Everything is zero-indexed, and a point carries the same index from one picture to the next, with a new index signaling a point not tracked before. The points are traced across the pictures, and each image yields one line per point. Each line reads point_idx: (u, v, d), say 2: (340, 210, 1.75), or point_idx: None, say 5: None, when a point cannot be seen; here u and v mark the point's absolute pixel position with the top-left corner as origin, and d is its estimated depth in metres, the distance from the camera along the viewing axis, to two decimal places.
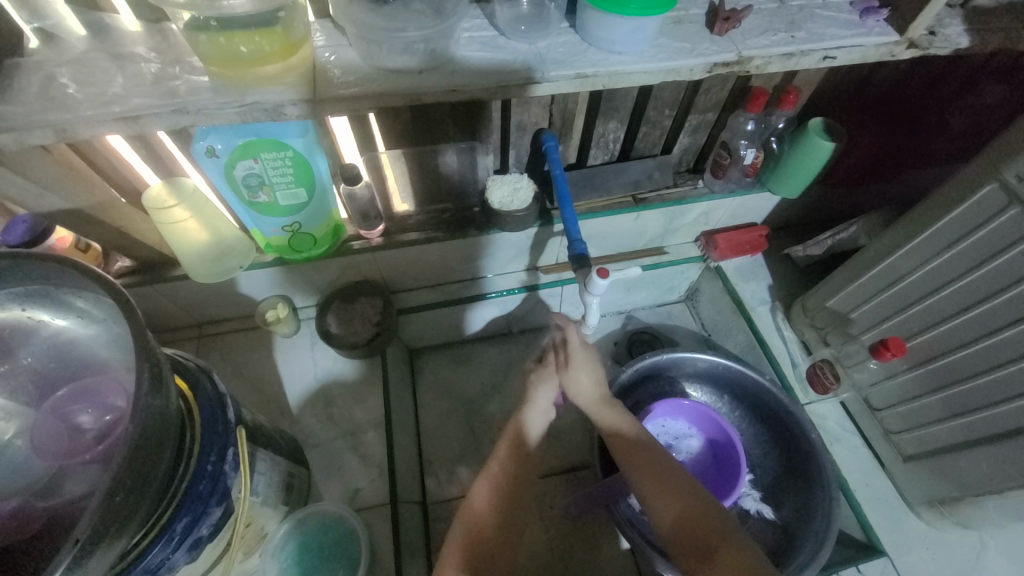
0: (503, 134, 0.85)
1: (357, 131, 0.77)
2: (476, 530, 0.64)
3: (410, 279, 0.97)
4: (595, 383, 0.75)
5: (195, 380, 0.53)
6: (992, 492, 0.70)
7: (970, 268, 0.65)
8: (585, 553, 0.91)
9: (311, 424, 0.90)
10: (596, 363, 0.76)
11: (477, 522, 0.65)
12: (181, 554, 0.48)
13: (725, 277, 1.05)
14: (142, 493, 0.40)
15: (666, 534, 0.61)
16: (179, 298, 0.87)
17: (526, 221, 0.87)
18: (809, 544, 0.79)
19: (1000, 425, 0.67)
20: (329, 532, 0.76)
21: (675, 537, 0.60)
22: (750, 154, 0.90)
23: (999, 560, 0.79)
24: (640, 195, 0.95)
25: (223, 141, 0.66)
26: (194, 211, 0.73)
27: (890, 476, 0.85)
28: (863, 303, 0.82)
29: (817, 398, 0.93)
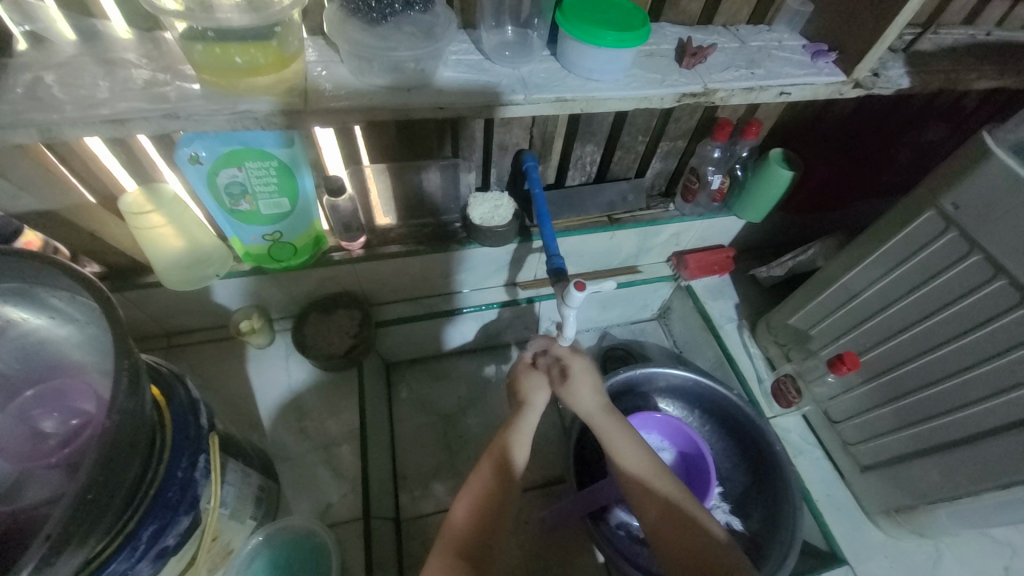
0: (485, 153, 0.88)
1: (343, 144, 0.79)
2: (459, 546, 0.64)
3: (390, 291, 0.98)
4: (595, 398, 0.74)
5: (168, 384, 0.52)
6: (942, 499, 0.74)
7: (915, 287, 0.71)
8: (560, 568, 0.91)
9: (283, 437, 0.88)
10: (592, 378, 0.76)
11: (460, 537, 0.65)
12: (146, 564, 0.46)
13: (694, 295, 1.10)
14: (112, 498, 0.39)
15: (668, 565, 0.62)
16: (149, 306, 0.85)
17: (506, 237, 0.89)
18: (775, 553, 0.81)
19: (947, 434, 0.72)
20: (299, 548, 0.73)
21: (674, 565, 0.61)
22: (717, 179, 0.96)
23: (956, 569, 0.82)
24: (615, 215, 0.99)
25: (207, 149, 0.66)
26: (172, 218, 0.72)
27: (850, 486, 0.89)
28: (821, 321, 0.87)
29: (781, 412, 0.97)
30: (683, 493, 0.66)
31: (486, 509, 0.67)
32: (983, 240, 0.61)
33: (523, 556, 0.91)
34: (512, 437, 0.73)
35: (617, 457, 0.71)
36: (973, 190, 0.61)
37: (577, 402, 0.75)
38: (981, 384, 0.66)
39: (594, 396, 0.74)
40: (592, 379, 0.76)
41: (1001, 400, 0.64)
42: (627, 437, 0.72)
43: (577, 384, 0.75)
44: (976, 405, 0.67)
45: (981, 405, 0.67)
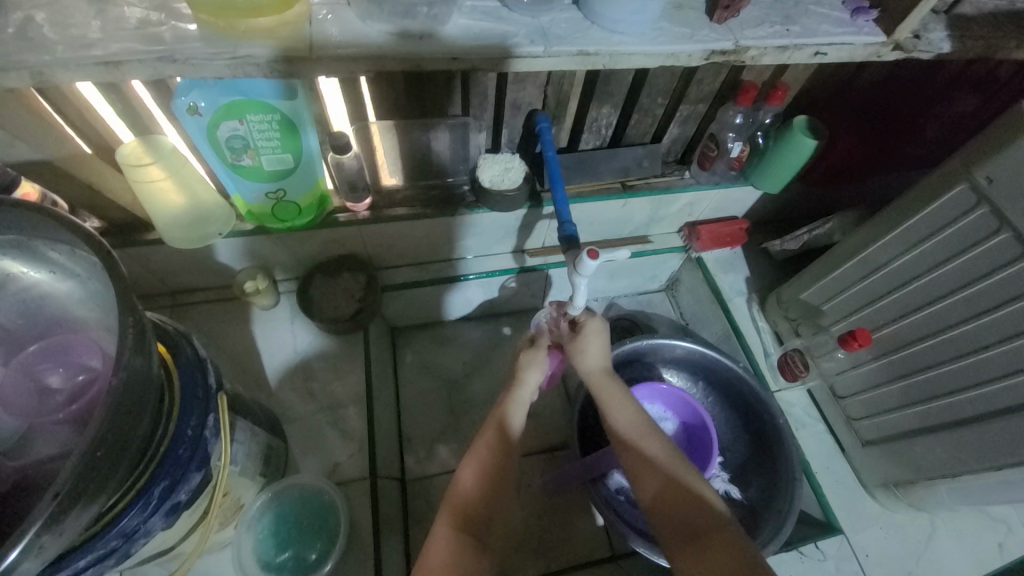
0: (497, 111, 0.84)
1: (347, 98, 0.75)
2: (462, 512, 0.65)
3: (395, 255, 0.96)
4: (595, 360, 0.76)
5: (174, 343, 0.51)
6: (944, 475, 0.75)
7: (938, 264, 0.69)
8: (561, 530, 0.93)
9: (290, 398, 0.88)
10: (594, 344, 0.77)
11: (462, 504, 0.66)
12: (159, 519, 0.46)
13: (705, 267, 1.08)
14: (121, 455, 0.39)
15: (660, 527, 0.61)
16: (151, 264, 0.83)
17: (516, 201, 0.86)
18: (772, 522, 0.83)
19: (955, 412, 0.71)
20: (307, 504, 0.75)
21: (668, 525, 0.60)
22: (737, 147, 0.91)
23: (948, 540, 0.84)
24: (629, 181, 0.96)
25: (206, 99, 0.63)
26: (172, 172, 0.69)
27: (850, 459, 0.91)
28: (835, 296, 0.86)
29: (786, 386, 0.98)
30: (680, 462, 0.65)
31: (487, 477, 0.68)
32: (1016, 216, 0.59)
33: (524, 517, 0.93)
34: (511, 408, 0.73)
35: (614, 428, 0.70)
36: (1011, 162, 0.58)
37: (583, 363, 0.77)
38: (997, 364, 0.65)
39: (601, 360, 0.76)
40: (600, 342, 0.77)
41: (1015, 380, 0.64)
42: (624, 406, 0.72)
43: (585, 345, 0.76)
44: (988, 385, 0.67)
45: (993, 385, 0.66)
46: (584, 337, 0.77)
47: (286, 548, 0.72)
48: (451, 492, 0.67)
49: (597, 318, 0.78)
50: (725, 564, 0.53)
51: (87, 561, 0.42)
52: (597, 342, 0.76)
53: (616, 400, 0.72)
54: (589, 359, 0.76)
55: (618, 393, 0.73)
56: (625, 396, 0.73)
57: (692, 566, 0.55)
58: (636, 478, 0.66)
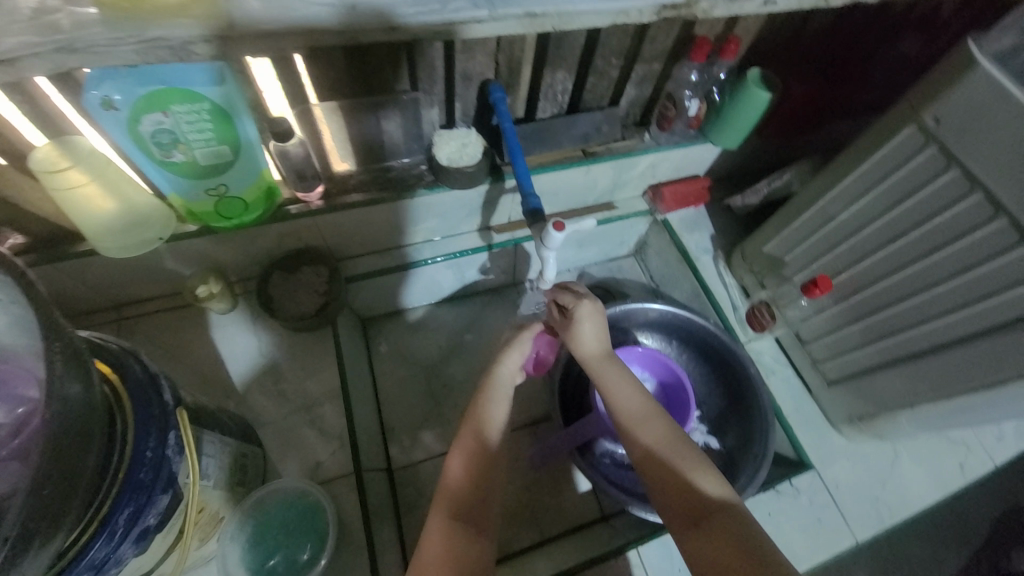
0: (448, 83, 0.80)
1: (284, 81, 0.70)
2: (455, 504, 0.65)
3: (356, 244, 0.92)
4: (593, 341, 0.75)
5: (119, 362, 0.48)
6: (903, 406, 0.80)
7: (891, 207, 0.72)
8: (552, 498, 0.95)
9: (261, 402, 0.85)
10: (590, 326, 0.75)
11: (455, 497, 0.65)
12: (127, 547, 0.44)
13: (671, 229, 1.08)
14: (73, 490, 0.36)
15: (666, 510, 0.62)
16: (88, 277, 0.77)
17: (477, 177, 0.83)
18: (750, 465, 0.86)
19: (911, 346, 0.76)
20: (293, 508, 0.73)
21: (673, 509, 0.61)
22: (694, 105, 0.91)
23: (908, 463, 0.91)
24: (590, 148, 0.94)
25: (121, 91, 0.57)
26: (94, 174, 0.63)
27: (817, 399, 0.96)
28: (797, 246, 0.88)
29: (755, 337, 1.01)
30: (682, 444, 0.65)
31: (477, 466, 0.67)
32: (962, 154, 0.61)
33: (515, 490, 0.95)
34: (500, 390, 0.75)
35: (615, 410, 0.70)
36: (956, 102, 0.60)
37: (579, 346, 0.75)
38: (950, 297, 0.69)
39: (598, 342, 0.74)
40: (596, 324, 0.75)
41: (967, 311, 0.67)
42: (626, 387, 0.71)
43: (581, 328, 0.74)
44: (942, 317, 0.70)
45: (947, 317, 0.70)
46: (580, 320, 0.75)
47: (275, 553, 0.70)
48: (443, 485, 0.67)
49: (590, 298, 0.76)
50: (727, 548, 0.54)
51: None
52: (595, 323, 0.75)
53: (620, 382, 0.71)
54: (585, 341, 0.74)
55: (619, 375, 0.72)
56: (626, 379, 0.72)
57: (695, 549, 0.57)
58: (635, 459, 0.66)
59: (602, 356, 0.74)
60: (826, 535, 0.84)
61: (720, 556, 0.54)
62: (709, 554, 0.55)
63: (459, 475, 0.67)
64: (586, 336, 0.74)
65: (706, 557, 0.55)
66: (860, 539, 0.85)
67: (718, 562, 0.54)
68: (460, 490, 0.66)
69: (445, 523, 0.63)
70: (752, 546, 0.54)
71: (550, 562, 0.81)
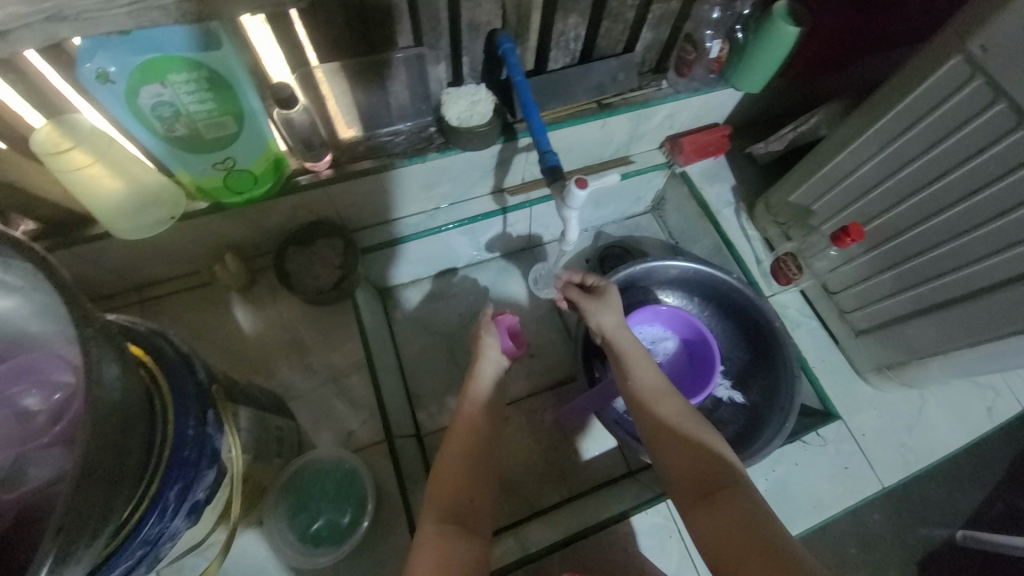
0: (454, 36, 0.75)
1: (283, 42, 0.66)
2: (471, 432, 0.74)
3: (369, 214, 0.90)
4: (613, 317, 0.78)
5: (150, 343, 0.47)
6: (937, 352, 0.78)
7: (930, 147, 0.67)
8: (579, 457, 0.97)
9: (288, 376, 0.86)
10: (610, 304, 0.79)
11: (469, 426, 0.75)
12: (181, 520, 0.45)
13: (691, 182, 1.04)
14: (118, 474, 0.36)
15: (673, 484, 0.63)
16: (106, 261, 0.76)
17: (490, 136, 0.79)
18: (775, 419, 0.86)
19: (947, 292, 0.73)
20: (329, 476, 0.75)
21: (679, 482, 0.62)
22: (716, 46, 0.84)
23: (936, 409, 0.90)
24: (605, 99, 0.89)
25: (115, 61, 0.54)
26: (99, 153, 0.61)
27: (844, 350, 0.94)
28: (826, 193, 0.84)
29: (780, 289, 0.99)
30: (693, 420, 0.66)
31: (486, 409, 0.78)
32: (1010, 86, 0.56)
33: (542, 450, 0.97)
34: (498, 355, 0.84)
35: (631, 384, 0.71)
36: (1006, 27, 0.54)
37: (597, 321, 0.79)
38: (990, 241, 0.65)
39: (616, 317, 0.78)
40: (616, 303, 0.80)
41: (1005, 256, 0.64)
42: (644, 364, 0.73)
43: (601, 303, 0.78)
44: (980, 262, 0.67)
45: (984, 262, 0.67)
46: (603, 298, 0.80)
47: (317, 517, 0.73)
48: (458, 419, 0.76)
49: (614, 285, 0.82)
50: (734, 517, 0.54)
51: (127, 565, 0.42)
52: (615, 301, 0.80)
53: (639, 360, 0.73)
54: (607, 316, 0.78)
55: (638, 354, 0.75)
56: (643, 358, 0.74)
57: (702, 519, 0.57)
58: (647, 432, 0.67)
59: (622, 333, 0.78)
60: (852, 482, 0.85)
61: (726, 525, 0.54)
62: (716, 525, 0.55)
63: (470, 415, 0.76)
64: (609, 310, 0.78)
65: (710, 530, 0.55)
66: (886, 484, 0.86)
67: (724, 531, 0.54)
68: (473, 420, 0.75)
69: (461, 452, 0.71)
70: (759, 516, 0.54)
71: (580, 516, 0.83)
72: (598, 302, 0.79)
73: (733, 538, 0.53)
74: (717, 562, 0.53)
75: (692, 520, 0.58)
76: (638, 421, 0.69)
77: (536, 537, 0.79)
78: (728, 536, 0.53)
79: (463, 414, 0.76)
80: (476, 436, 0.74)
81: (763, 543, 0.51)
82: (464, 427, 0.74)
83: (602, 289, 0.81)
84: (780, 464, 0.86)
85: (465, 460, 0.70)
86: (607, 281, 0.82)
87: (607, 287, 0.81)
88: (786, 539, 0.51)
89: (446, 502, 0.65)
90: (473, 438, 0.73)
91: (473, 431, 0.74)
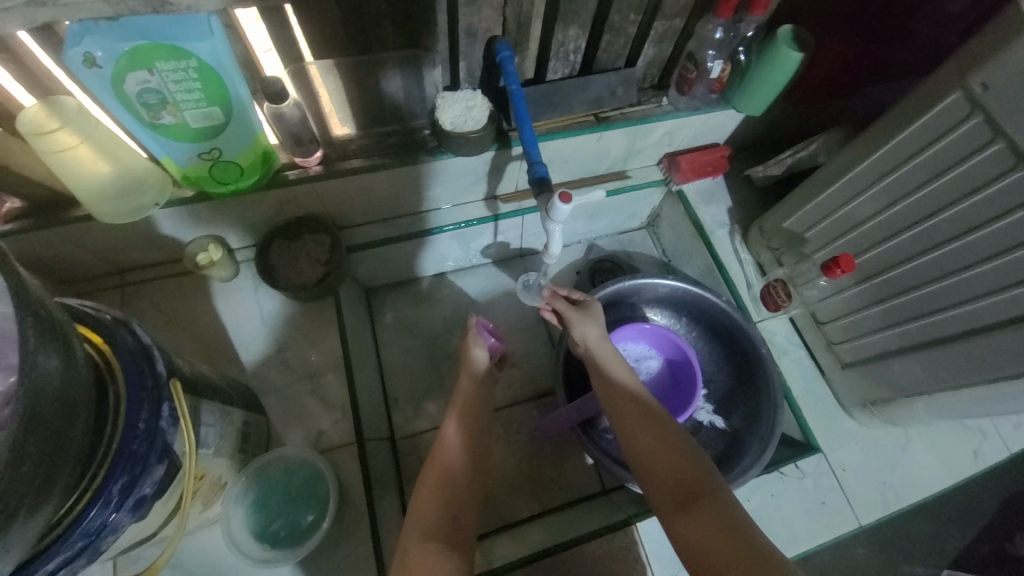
0: (452, 41, 0.74)
1: (275, 37, 0.65)
2: (444, 469, 0.70)
3: (358, 212, 0.89)
4: (596, 328, 0.78)
5: (110, 332, 0.47)
6: (921, 392, 0.77)
7: (925, 182, 0.66)
8: (553, 471, 0.96)
9: (263, 370, 0.86)
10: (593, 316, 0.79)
11: (444, 463, 0.70)
12: (126, 514, 0.44)
13: (686, 201, 1.03)
14: (56, 464, 0.35)
15: (654, 492, 0.61)
16: (88, 243, 0.77)
17: (483, 143, 0.78)
18: (755, 446, 0.85)
19: (936, 331, 0.71)
20: (295, 475, 0.75)
21: (660, 490, 0.60)
22: (717, 67, 0.83)
23: (920, 448, 0.88)
24: (602, 113, 0.88)
25: (103, 47, 0.54)
26: (85, 136, 0.60)
27: (829, 382, 0.93)
28: (819, 222, 0.83)
29: (769, 315, 0.98)
30: (672, 425, 0.65)
31: (467, 428, 0.76)
32: (1009, 125, 0.55)
33: (516, 462, 0.96)
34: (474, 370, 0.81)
35: (610, 393, 0.70)
36: (1009, 65, 0.53)
37: (580, 334, 0.78)
38: (982, 282, 0.64)
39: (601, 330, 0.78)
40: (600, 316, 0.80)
41: (997, 298, 0.63)
42: (622, 373, 0.72)
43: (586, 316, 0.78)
44: (972, 303, 0.66)
45: (973, 303, 0.65)
46: (589, 311, 0.79)
47: (277, 518, 0.72)
48: (434, 460, 0.71)
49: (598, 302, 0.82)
50: (717, 528, 0.53)
51: (57, 563, 0.41)
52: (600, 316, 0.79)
53: (618, 369, 0.72)
54: (592, 327, 0.77)
55: (617, 363, 0.74)
56: (621, 366, 0.73)
57: (685, 528, 0.55)
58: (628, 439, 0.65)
59: (605, 344, 0.77)
60: (829, 518, 0.84)
61: (709, 536, 0.53)
62: (698, 534, 0.54)
63: (449, 439, 0.73)
64: (594, 323, 0.77)
65: (693, 538, 0.54)
66: (864, 523, 0.84)
67: (707, 541, 0.53)
68: (449, 460, 0.71)
69: (436, 493, 0.67)
70: (742, 528, 0.53)
71: (550, 534, 0.81)
72: (583, 314, 0.78)
73: (716, 550, 0.52)
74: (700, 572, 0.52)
75: (674, 530, 0.57)
76: (619, 430, 0.67)
77: (501, 553, 0.78)
78: (710, 548, 0.52)
79: (439, 454, 0.71)
80: (452, 474, 0.69)
81: (747, 555, 0.50)
82: (435, 464, 0.70)
83: (587, 303, 0.81)
84: (755, 494, 0.84)
85: (440, 492, 0.67)
86: (592, 297, 0.82)
87: (592, 301, 0.81)
88: (768, 551, 0.50)
89: (424, 528, 0.63)
90: (442, 469, 0.70)
91: (447, 467, 0.70)
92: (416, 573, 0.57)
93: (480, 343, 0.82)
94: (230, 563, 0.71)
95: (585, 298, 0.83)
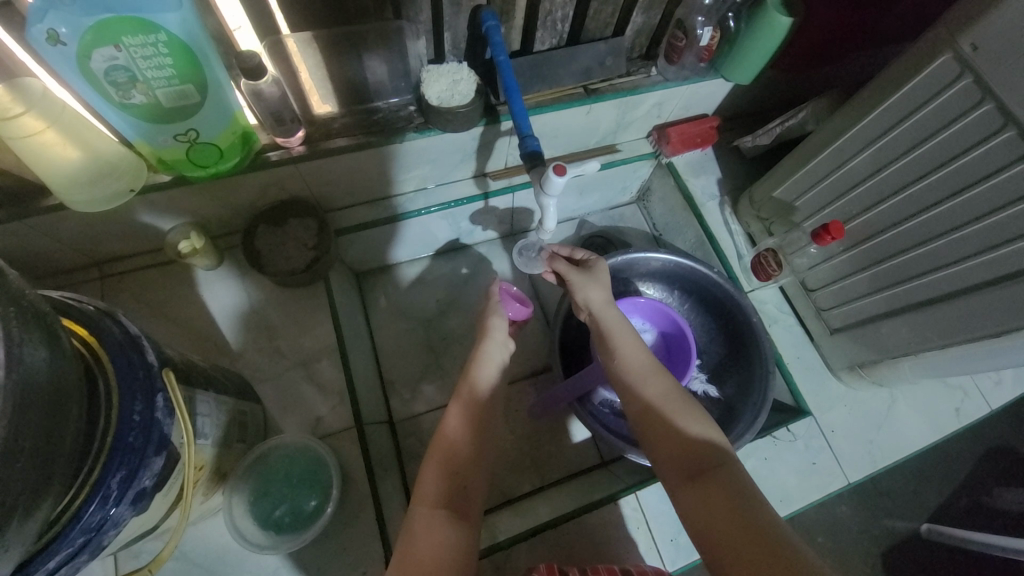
0: (435, 11, 0.72)
1: (247, 7, 0.62)
2: (446, 449, 0.70)
3: (345, 194, 0.87)
4: (600, 293, 0.76)
5: (95, 324, 0.46)
6: (907, 353, 0.79)
7: (913, 146, 0.67)
8: (551, 447, 0.97)
9: (256, 358, 0.84)
10: (598, 282, 0.77)
11: (448, 444, 0.70)
12: (126, 508, 0.43)
13: (676, 173, 1.03)
14: (50, 462, 0.34)
15: (663, 462, 0.62)
16: (62, 234, 0.73)
17: (469, 119, 0.75)
18: (749, 413, 0.86)
19: (924, 293, 0.73)
20: (297, 462, 0.74)
21: (667, 460, 0.61)
22: (707, 34, 0.81)
23: (905, 409, 0.92)
24: (592, 84, 0.86)
25: (67, 23, 0.50)
26: (52, 120, 0.57)
27: (819, 347, 0.95)
28: (810, 189, 0.84)
29: (759, 285, 0.99)
30: (679, 400, 0.65)
31: (471, 415, 0.74)
32: (1001, 85, 0.55)
33: (515, 439, 0.97)
34: (478, 366, 0.79)
35: (616, 363, 0.70)
36: (1000, 24, 0.53)
37: (586, 299, 0.77)
38: (970, 243, 0.64)
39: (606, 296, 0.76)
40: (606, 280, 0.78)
41: (983, 258, 0.64)
42: (627, 343, 0.71)
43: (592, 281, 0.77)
44: (958, 264, 0.67)
45: (959, 265, 0.66)
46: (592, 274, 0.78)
47: (280, 504, 0.72)
48: (438, 438, 0.71)
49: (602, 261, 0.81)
50: (724, 501, 0.54)
51: (57, 562, 0.40)
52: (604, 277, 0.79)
53: (622, 337, 0.72)
54: (596, 289, 0.77)
55: (623, 331, 0.73)
56: (625, 335, 0.72)
57: (690, 500, 0.57)
58: (636, 413, 0.66)
59: (607, 309, 0.75)
60: (819, 477, 0.87)
61: (714, 508, 0.54)
62: (706, 509, 0.55)
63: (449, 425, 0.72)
64: (597, 284, 0.77)
65: (702, 510, 0.55)
66: (852, 480, 0.87)
67: (713, 514, 0.54)
68: (453, 441, 0.70)
69: (438, 471, 0.67)
70: (749, 500, 0.54)
71: (551, 507, 0.82)
72: (588, 276, 0.78)
73: (722, 521, 0.53)
74: (705, 541, 0.54)
75: (679, 499, 0.58)
76: (627, 403, 0.67)
77: (505, 527, 0.79)
78: (715, 519, 0.54)
79: (444, 433, 0.71)
80: (457, 453, 0.70)
81: (755, 527, 0.51)
82: (438, 445, 0.70)
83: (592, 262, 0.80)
84: (749, 458, 0.87)
85: (444, 474, 0.67)
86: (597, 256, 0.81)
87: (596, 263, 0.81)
88: (773, 522, 0.52)
89: (428, 504, 0.64)
90: (446, 449, 0.70)
91: (451, 446, 0.70)
92: (420, 549, 0.58)
93: (501, 311, 0.84)
94: (235, 552, 0.71)
95: (590, 257, 0.82)
